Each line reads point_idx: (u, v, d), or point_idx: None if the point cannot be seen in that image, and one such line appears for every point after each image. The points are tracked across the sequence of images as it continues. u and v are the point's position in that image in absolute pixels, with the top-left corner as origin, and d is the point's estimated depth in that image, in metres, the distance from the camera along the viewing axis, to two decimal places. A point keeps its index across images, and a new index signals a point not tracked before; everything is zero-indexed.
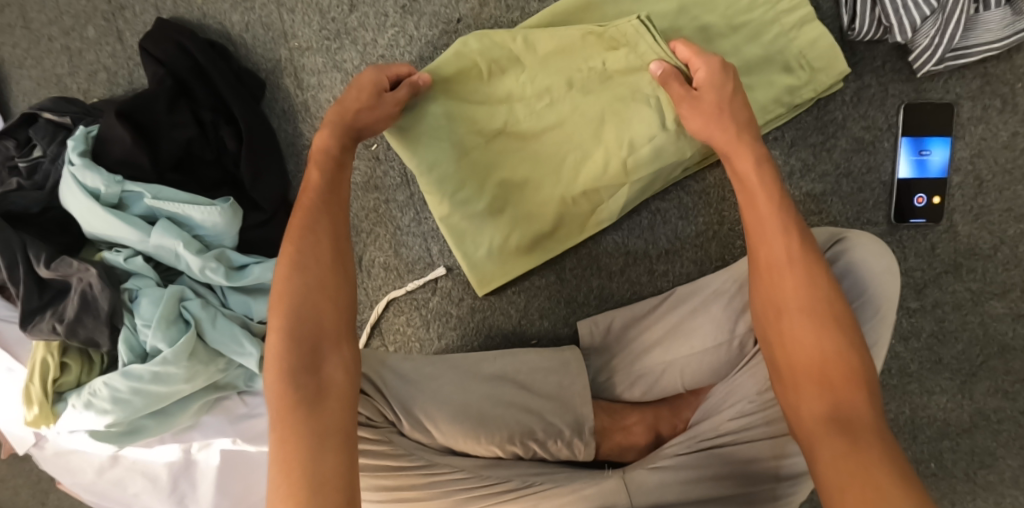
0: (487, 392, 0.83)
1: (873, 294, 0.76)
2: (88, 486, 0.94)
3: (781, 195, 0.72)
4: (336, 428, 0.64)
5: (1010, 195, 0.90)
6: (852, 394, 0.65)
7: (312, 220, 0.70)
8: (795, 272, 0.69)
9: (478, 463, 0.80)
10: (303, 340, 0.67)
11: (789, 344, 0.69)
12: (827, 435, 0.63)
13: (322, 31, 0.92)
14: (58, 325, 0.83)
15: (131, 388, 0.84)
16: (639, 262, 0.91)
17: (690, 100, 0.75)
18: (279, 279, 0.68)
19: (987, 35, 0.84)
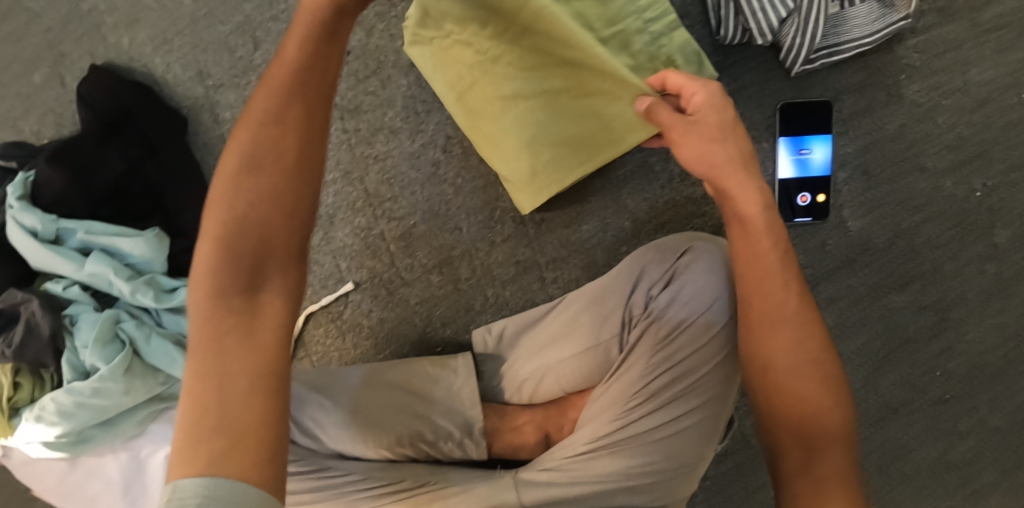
0: (377, 399, 0.89)
1: (721, 294, 0.81)
2: (52, 489, 1.04)
3: (785, 245, 0.69)
4: (267, 356, 0.60)
5: (902, 187, 0.91)
6: (827, 430, 0.68)
7: (263, 161, 0.60)
8: (789, 333, 0.69)
9: (370, 465, 0.87)
10: (242, 257, 0.60)
11: (778, 307, 0.70)
12: (822, 445, 0.68)
13: (232, 70, 1.00)
14: (6, 349, 0.93)
15: (74, 402, 0.95)
16: (529, 270, 0.94)
17: (690, 126, 0.68)
18: (214, 199, 0.61)
19: (856, 31, 0.85)
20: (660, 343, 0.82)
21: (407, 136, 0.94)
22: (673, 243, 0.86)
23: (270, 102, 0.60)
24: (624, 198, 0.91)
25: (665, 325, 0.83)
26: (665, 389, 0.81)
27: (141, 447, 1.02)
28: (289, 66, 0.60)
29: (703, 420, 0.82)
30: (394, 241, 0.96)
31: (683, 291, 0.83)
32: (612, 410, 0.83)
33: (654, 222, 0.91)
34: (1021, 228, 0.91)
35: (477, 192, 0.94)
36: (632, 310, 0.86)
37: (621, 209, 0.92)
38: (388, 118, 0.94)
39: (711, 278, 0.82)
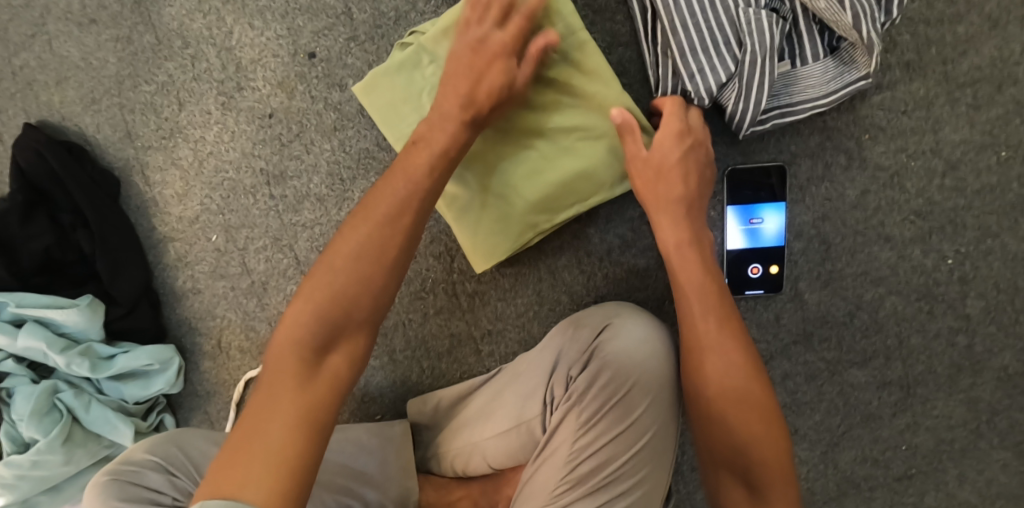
0: None
1: (639, 375, 0.76)
2: None
3: (714, 272, 0.70)
4: (313, 409, 0.62)
5: (864, 257, 0.84)
6: (767, 460, 0.65)
7: (365, 245, 0.66)
8: (719, 356, 0.67)
9: None
10: (331, 315, 0.64)
11: (702, 336, 0.68)
12: (766, 480, 0.65)
13: (159, 131, 0.96)
14: None
15: (14, 474, 0.95)
16: (464, 342, 0.90)
17: (642, 158, 0.73)
18: (335, 265, 0.65)
19: (810, 91, 0.77)
20: (582, 430, 0.77)
21: (335, 204, 0.90)
22: (594, 317, 0.82)
23: (403, 179, 0.68)
24: (560, 270, 0.86)
25: (586, 411, 0.77)
26: (592, 474, 0.77)
27: None
28: (418, 158, 0.69)
29: (635, 501, 0.77)
30: None
31: (602, 374, 0.77)
32: (541, 494, 0.79)
33: (592, 295, 0.86)
34: (996, 298, 0.84)
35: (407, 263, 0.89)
36: (553, 391, 0.81)
37: (556, 280, 0.86)
38: (314, 184, 0.90)
39: (629, 358, 0.77)
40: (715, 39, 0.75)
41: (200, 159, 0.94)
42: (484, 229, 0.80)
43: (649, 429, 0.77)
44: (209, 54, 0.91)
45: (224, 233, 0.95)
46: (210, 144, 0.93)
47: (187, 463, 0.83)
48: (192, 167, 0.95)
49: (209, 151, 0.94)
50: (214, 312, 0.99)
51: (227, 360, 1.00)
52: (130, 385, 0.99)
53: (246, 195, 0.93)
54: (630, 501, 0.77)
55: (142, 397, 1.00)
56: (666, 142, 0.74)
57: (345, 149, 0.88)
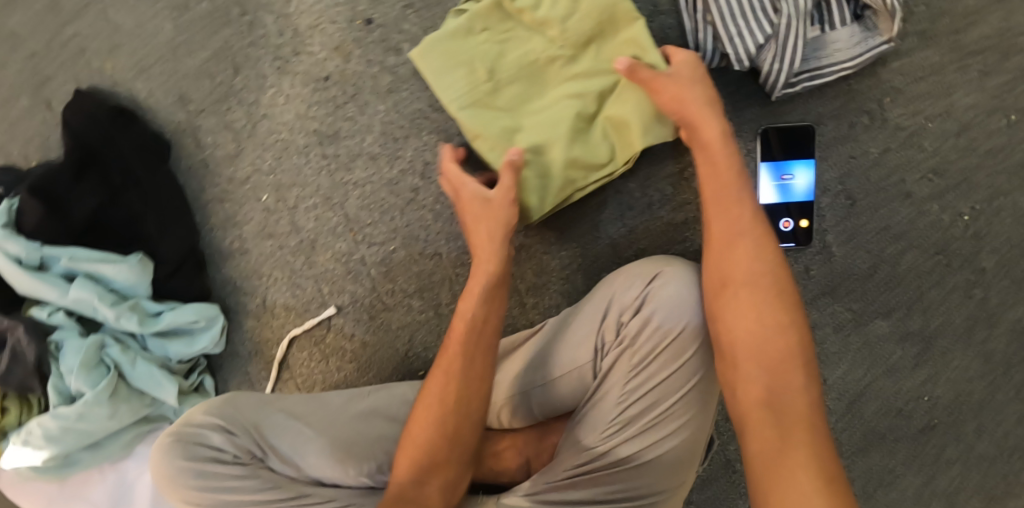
0: (356, 426, 0.89)
1: (692, 317, 0.80)
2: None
3: (742, 178, 0.78)
4: (437, 501, 0.77)
5: (885, 214, 0.88)
6: (791, 341, 0.72)
7: (467, 344, 0.80)
8: (744, 250, 0.74)
9: (352, 492, 0.86)
10: (451, 401, 0.79)
11: (730, 230, 0.76)
12: (775, 364, 0.71)
13: (213, 95, 1.00)
14: None
15: (61, 427, 0.96)
16: (510, 295, 0.94)
17: (669, 76, 0.80)
18: (449, 361, 0.80)
19: (838, 54, 0.83)
20: (633, 372, 0.81)
21: (386, 162, 0.94)
22: (647, 265, 0.84)
23: (487, 262, 0.82)
24: (603, 224, 0.91)
25: (637, 354, 0.81)
26: (641, 414, 0.81)
27: (128, 470, 1.04)
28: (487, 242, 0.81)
29: (682, 443, 0.82)
30: (374, 266, 0.97)
31: (653, 317, 0.80)
32: (591, 436, 0.83)
33: (633, 247, 0.91)
34: (1008, 253, 0.89)
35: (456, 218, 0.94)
36: (604, 336, 0.84)
37: (599, 234, 0.91)
38: (367, 143, 0.94)
39: (678, 303, 0.80)
40: (752, 3, 0.80)
41: (255, 121, 0.98)
42: (536, 185, 0.85)
43: (697, 372, 0.80)
44: (267, 20, 0.96)
45: (274, 192, 0.99)
46: (265, 106, 0.97)
47: (243, 422, 0.85)
48: (245, 130, 0.99)
49: (263, 113, 0.98)
50: (260, 271, 1.02)
51: (271, 318, 1.03)
52: (175, 343, 1.01)
53: (299, 154, 0.97)
54: (678, 442, 0.81)
55: (186, 355, 1.02)
56: (687, 71, 0.81)
57: (398, 109, 0.93)
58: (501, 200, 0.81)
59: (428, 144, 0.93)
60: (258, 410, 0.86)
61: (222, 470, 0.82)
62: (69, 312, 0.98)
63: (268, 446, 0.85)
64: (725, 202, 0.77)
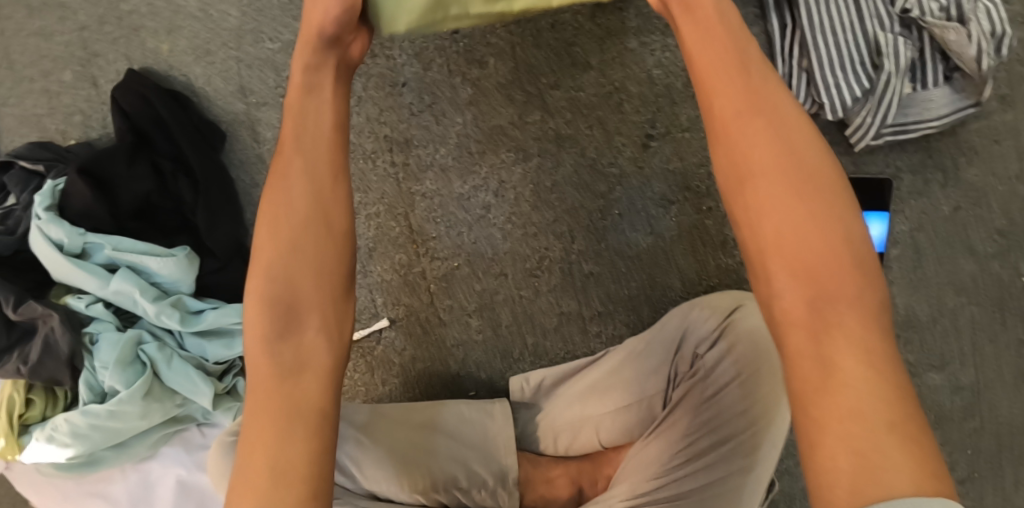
0: (414, 439, 0.88)
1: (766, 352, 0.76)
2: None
3: (765, 67, 0.53)
4: (311, 407, 0.53)
5: (951, 268, 0.89)
6: (836, 269, 0.48)
7: (301, 144, 0.57)
8: (770, 150, 0.51)
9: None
10: (278, 296, 0.54)
11: (750, 128, 0.51)
12: (834, 316, 0.47)
13: (278, 89, 0.96)
14: (22, 367, 0.89)
15: (89, 425, 0.91)
16: (572, 321, 0.94)
17: None
18: (263, 229, 0.55)
19: (927, 113, 0.83)
20: (703, 405, 0.79)
21: (458, 176, 0.92)
22: (725, 301, 0.82)
23: (320, 109, 0.58)
24: (675, 256, 0.90)
25: (710, 386, 0.79)
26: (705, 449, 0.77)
27: (151, 470, 0.99)
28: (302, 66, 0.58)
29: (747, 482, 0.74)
30: (434, 281, 0.94)
31: (731, 350, 0.78)
32: (650, 468, 0.81)
33: (704, 283, 0.90)
34: None
35: (525, 240, 0.92)
36: (677, 366, 0.85)
37: (671, 267, 0.91)
38: (440, 155, 0.92)
39: (751, 339, 0.77)
40: (853, 56, 0.80)
41: None
42: None
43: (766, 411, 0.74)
44: None
45: None
46: None
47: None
48: None
49: None
50: None
51: None
52: (214, 344, 0.97)
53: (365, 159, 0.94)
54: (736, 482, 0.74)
55: (223, 357, 0.98)
56: None
57: (477, 123, 0.91)
58: (351, 12, 0.61)
59: (505, 162, 0.91)
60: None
61: None
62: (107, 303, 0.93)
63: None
64: (721, 69, 0.53)
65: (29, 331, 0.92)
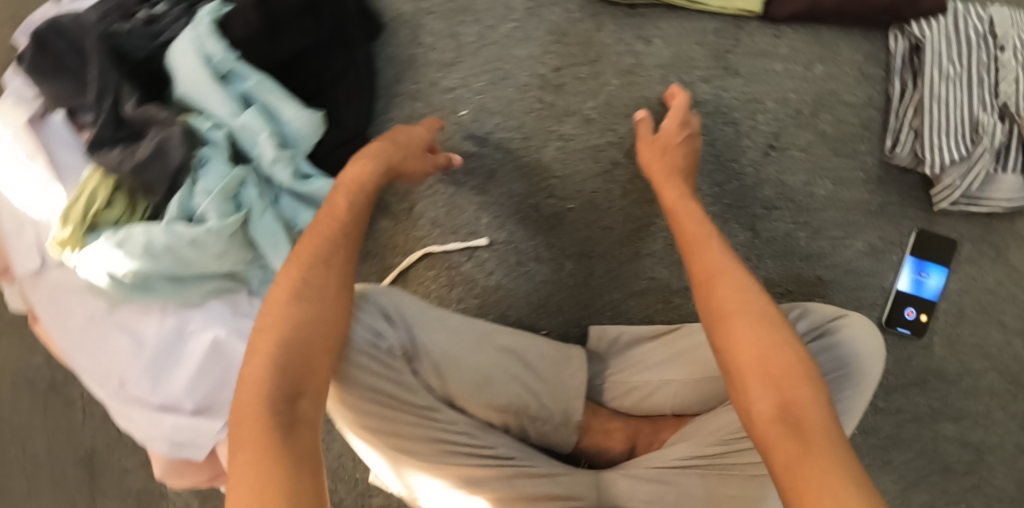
0: (494, 359, 0.89)
1: (852, 366, 0.79)
2: (75, 330, 1.01)
3: (740, 266, 0.71)
4: (310, 455, 0.62)
5: (982, 334, 1.00)
6: (801, 391, 0.62)
7: (307, 270, 0.71)
8: (748, 332, 0.66)
9: (476, 423, 0.89)
10: (292, 370, 0.66)
11: (735, 300, 0.68)
12: (778, 432, 0.60)
13: (451, 4, 1.01)
14: (125, 161, 0.88)
15: (165, 245, 0.88)
16: (658, 291, 0.99)
17: (649, 139, 0.90)
18: (280, 301, 0.69)
19: (1000, 194, 0.95)
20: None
21: (597, 129, 0.98)
22: (825, 307, 0.84)
23: (324, 224, 0.74)
24: (765, 257, 0.99)
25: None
26: None
27: (190, 320, 1.01)
28: (343, 190, 0.77)
29: None
30: (546, 216, 0.99)
31: (833, 350, 0.80)
32: (715, 434, 0.88)
33: (781, 286, 0.99)
34: None
35: (637, 204, 0.98)
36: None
37: (758, 265, 0.99)
38: (585, 106, 0.99)
39: (843, 351, 0.80)
40: (959, 126, 0.94)
41: (483, 42, 1.00)
42: None
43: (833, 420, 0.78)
44: None
45: (475, 112, 1.00)
46: (501, 35, 1.00)
47: (403, 319, 0.86)
48: (469, 46, 1.00)
49: (496, 39, 1.00)
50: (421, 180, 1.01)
51: (410, 228, 1.01)
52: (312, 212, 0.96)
53: (515, 89, 0.99)
54: None
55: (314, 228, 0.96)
56: (681, 150, 0.89)
57: (628, 89, 0.98)
58: (422, 131, 0.90)
59: None
60: (418, 314, 0.88)
61: (368, 355, 0.82)
62: (228, 135, 0.92)
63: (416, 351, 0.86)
64: (706, 246, 0.73)
65: (139, 134, 0.91)
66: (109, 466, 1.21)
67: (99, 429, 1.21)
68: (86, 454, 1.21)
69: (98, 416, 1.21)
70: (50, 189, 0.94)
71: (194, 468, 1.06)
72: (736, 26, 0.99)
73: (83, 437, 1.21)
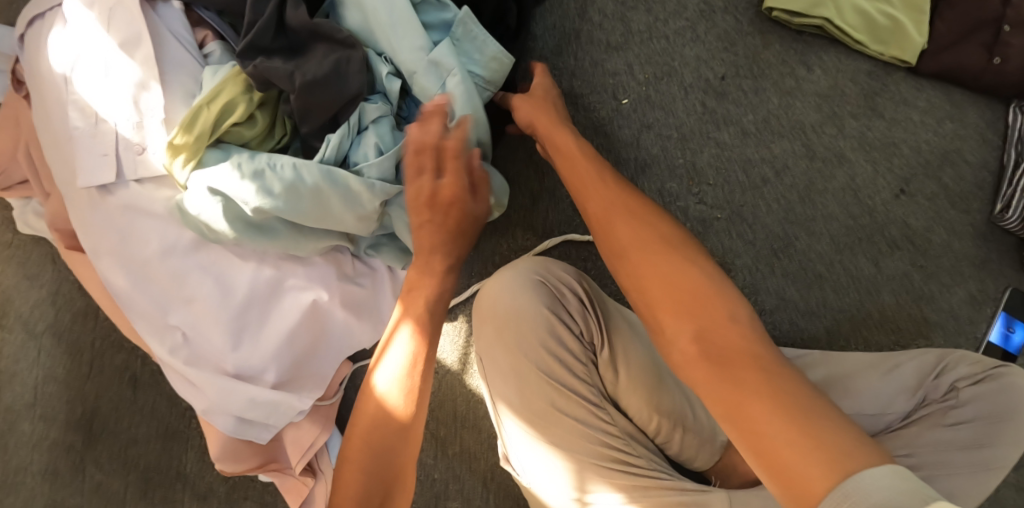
0: (664, 364, 0.83)
1: (1014, 414, 0.81)
2: (141, 262, 0.83)
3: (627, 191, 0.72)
4: None
5: None
6: (716, 313, 0.62)
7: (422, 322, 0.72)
8: (658, 265, 0.65)
9: (630, 427, 0.82)
10: (377, 492, 0.67)
11: (627, 238, 0.67)
12: (704, 367, 0.59)
13: None
14: (296, 77, 0.77)
15: (313, 187, 0.79)
16: (787, 311, 1.00)
17: (525, 98, 0.84)
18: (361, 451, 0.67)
19: None
20: (945, 427, 0.82)
21: (754, 143, 0.99)
22: (987, 358, 0.86)
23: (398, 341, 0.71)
24: (883, 294, 1.01)
25: (956, 417, 0.83)
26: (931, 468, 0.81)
27: (291, 275, 0.87)
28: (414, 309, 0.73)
29: None
30: (693, 221, 0.97)
31: (998, 395, 0.82)
32: None
33: (895, 323, 1.01)
34: None
35: (778, 222, 0.99)
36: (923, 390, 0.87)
37: (877, 299, 1.01)
38: (745, 118, 0.99)
39: (1009, 401, 0.81)
40: None
41: (653, 34, 0.98)
42: None
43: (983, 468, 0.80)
44: None
45: (636, 102, 0.97)
46: (671, 30, 0.98)
47: (597, 303, 0.82)
48: (638, 33, 0.98)
49: (666, 34, 0.98)
50: None
51: (552, 211, 0.96)
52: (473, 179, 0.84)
53: (680, 88, 0.98)
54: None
55: None
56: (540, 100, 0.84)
57: (785, 111, 1.00)
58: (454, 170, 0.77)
59: (793, 152, 1.00)
60: (609, 301, 0.83)
61: (561, 330, 0.79)
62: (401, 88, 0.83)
63: (606, 336, 0.81)
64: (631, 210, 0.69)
65: (304, 50, 0.80)
66: (112, 434, 1.01)
67: (109, 388, 1.01)
68: (86, 416, 1.01)
69: (109, 372, 1.01)
70: (151, 87, 0.82)
71: (252, 451, 0.89)
72: (885, 72, 1.03)
73: (86, 394, 1.01)
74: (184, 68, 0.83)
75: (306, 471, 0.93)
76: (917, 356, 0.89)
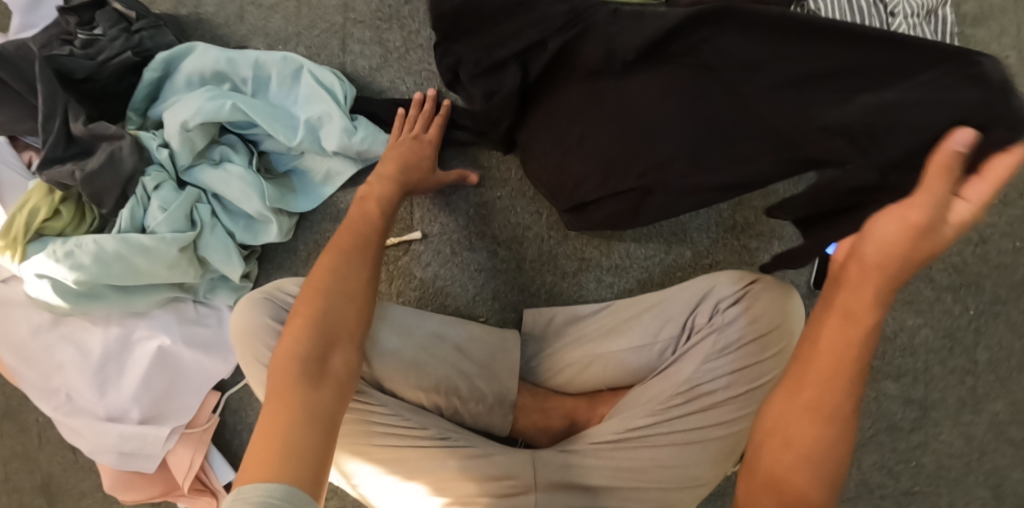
0: (428, 345, 0.91)
1: (769, 333, 0.86)
2: (18, 345, 1.02)
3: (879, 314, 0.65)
4: (324, 409, 0.73)
5: (912, 291, 1.02)
6: (836, 431, 0.66)
7: (361, 238, 0.84)
8: (817, 387, 0.67)
9: (405, 404, 0.89)
10: (317, 333, 0.77)
11: (841, 332, 0.66)
12: (798, 470, 0.67)
13: (377, 12, 1.07)
14: (77, 172, 0.94)
15: (116, 252, 0.95)
16: (591, 269, 1.02)
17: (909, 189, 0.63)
18: (300, 313, 0.78)
19: None
20: (714, 354, 0.87)
21: None
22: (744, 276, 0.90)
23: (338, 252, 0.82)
24: (691, 230, 1.02)
25: (723, 342, 0.87)
26: (705, 396, 0.87)
27: (136, 329, 1.03)
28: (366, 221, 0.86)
29: (730, 434, 0.86)
30: (477, 206, 1.03)
31: (753, 315, 0.87)
32: (648, 405, 0.88)
33: (710, 257, 1.01)
34: (998, 352, 1.01)
35: None
36: (695, 318, 0.91)
37: (685, 238, 1.01)
38: None
39: (769, 318, 0.86)
40: None
41: (409, 46, 1.07)
42: None
43: (745, 387, 0.86)
44: None
45: None
46: (425, 38, 1.07)
47: None
48: (395, 51, 1.07)
49: (421, 43, 1.07)
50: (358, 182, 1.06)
51: None
52: (275, 184, 1.04)
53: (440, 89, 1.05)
54: (721, 433, 0.86)
55: (245, 241, 1.04)
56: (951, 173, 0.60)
57: None
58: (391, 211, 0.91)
59: None
60: None
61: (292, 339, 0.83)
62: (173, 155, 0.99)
63: None
64: (900, 211, 0.62)
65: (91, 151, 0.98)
66: (65, 492, 1.16)
67: (55, 453, 1.16)
68: (43, 482, 1.16)
69: (54, 440, 1.16)
70: None
71: (144, 482, 1.05)
72: None
73: (41, 463, 1.16)
74: (17, 186, 1.02)
75: (205, 492, 1.05)
76: (695, 287, 0.92)
